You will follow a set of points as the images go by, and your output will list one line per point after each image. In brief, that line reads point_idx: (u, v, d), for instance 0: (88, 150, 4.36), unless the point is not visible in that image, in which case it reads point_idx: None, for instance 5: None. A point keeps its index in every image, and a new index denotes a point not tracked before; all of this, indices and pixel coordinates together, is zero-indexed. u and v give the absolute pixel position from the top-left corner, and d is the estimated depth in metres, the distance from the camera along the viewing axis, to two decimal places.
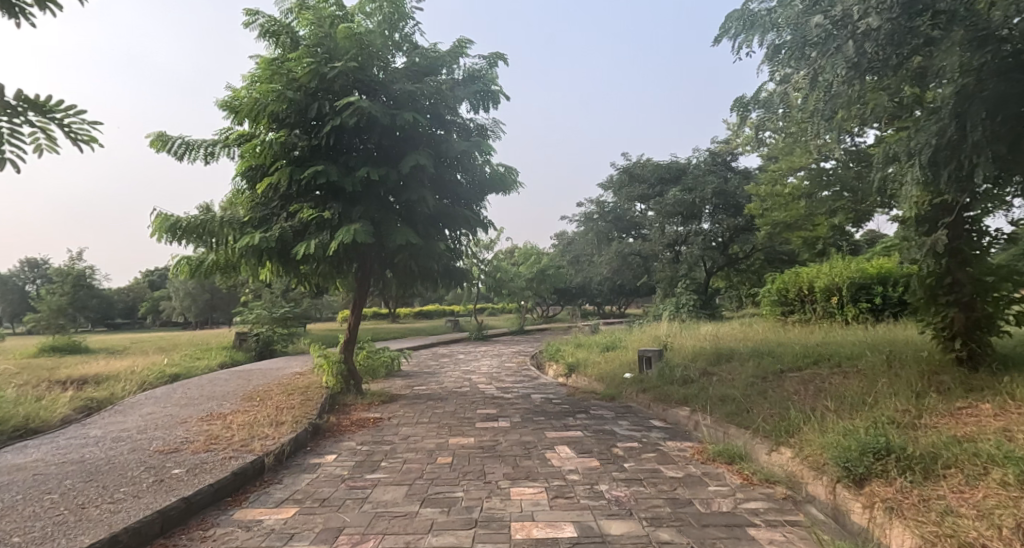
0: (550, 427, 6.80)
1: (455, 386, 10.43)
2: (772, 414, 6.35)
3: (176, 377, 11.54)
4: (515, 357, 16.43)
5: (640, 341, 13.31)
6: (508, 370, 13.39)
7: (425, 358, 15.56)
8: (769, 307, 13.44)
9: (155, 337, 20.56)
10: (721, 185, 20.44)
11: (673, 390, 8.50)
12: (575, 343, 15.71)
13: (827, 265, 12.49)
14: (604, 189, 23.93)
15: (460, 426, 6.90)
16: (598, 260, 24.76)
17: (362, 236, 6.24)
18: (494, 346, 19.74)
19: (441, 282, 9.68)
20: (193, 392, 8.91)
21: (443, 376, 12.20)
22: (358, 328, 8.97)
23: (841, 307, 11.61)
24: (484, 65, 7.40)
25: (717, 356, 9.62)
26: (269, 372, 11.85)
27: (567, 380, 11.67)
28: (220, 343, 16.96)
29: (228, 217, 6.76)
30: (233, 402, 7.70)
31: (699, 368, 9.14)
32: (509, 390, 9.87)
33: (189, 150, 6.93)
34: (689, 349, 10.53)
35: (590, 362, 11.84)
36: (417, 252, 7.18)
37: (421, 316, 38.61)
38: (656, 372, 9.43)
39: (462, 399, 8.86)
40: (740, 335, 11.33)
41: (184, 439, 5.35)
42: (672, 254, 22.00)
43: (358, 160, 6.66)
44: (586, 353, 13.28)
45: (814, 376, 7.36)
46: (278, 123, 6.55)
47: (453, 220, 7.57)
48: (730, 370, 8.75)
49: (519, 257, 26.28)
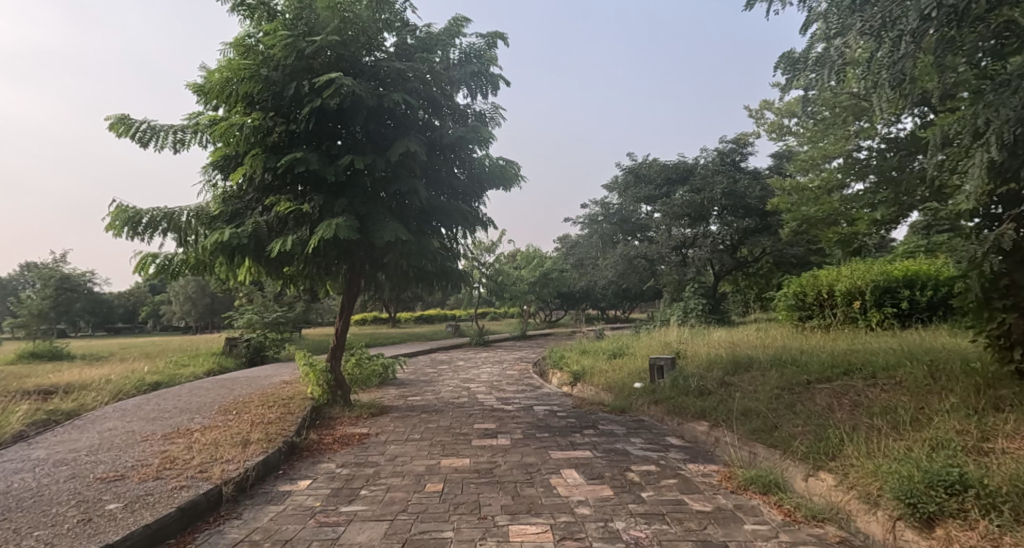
0: (555, 445, 6.09)
1: (452, 396, 9.74)
2: (805, 432, 5.64)
3: (156, 386, 10.86)
4: (517, 364, 15.74)
5: (649, 347, 12.61)
6: (509, 378, 12.70)
7: (422, 365, 14.88)
8: (786, 312, 12.73)
9: (146, 342, 19.90)
10: (730, 185, 19.74)
11: (688, 402, 7.78)
12: (580, 349, 15.00)
13: (848, 267, 11.74)
14: (608, 190, 23.24)
15: (455, 444, 6.20)
16: (602, 264, 24.05)
17: (345, 232, 5.57)
18: (495, 353, 19.05)
19: (437, 284, 9.01)
20: (168, 403, 8.21)
21: (441, 385, 11.50)
22: (347, 333, 8.29)
23: (864, 312, 10.88)
24: (483, 45, 6.72)
25: (734, 364, 8.91)
26: (255, 380, 11.17)
27: (572, 389, 10.96)
28: (210, 349, 16.29)
29: (195, 210, 6.11)
30: (206, 416, 7.00)
31: (717, 378, 8.42)
32: (509, 401, 9.16)
33: (155, 135, 6.43)
34: (705, 356, 9.82)
35: (596, 370, 11.12)
36: (408, 251, 6.50)
37: (422, 320, 37.94)
38: (668, 381, 8.72)
39: (458, 412, 8.15)
40: (757, 342, 10.61)
41: (136, 463, 4.66)
42: (678, 257, 21.29)
43: (342, 147, 5.99)
44: (591, 361, 12.58)
45: (848, 389, 6.63)
46: (252, 107, 5.88)
47: (448, 216, 6.89)
48: (750, 380, 8.03)
49: (521, 260, 25.60)
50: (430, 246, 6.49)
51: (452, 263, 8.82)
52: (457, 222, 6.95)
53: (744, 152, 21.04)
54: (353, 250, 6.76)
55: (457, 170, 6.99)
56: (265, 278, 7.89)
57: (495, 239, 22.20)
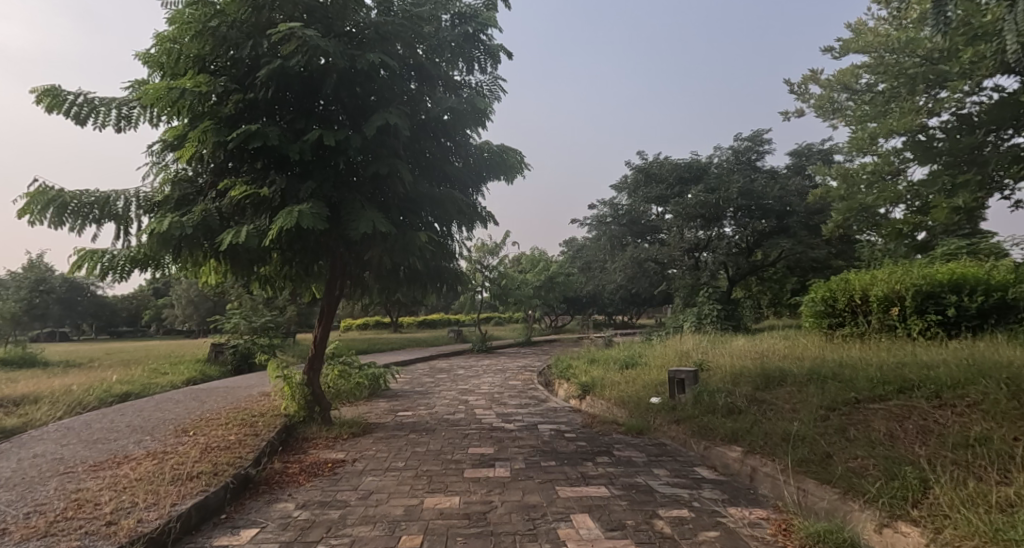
0: (564, 480, 5.08)
1: (446, 412, 8.73)
2: (869, 466, 4.65)
3: (125, 398, 9.87)
4: (521, 373, 14.74)
5: (663, 357, 11.59)
6: (512, 390, 11.70)
7: (419, 374, 13.90)
8: (813, 319, 11.69)
9: (134, 347, 18.95)
10: (747, 184, 18.72)
11: (716, 423, 6.75)
12: (588, 358, 13.97)
13: (883, 270, 10.70)
14: (617, 190, 22.22)
15: (444, 477, 5.19)
16: (610, 267, 23.04)
17: (314, 224, 4.62)
18: (498, 360, 18.07)
19: (431, 286, 8.07)
20: (123, 420, 7.24)
21: (436, 397, 10.51)
22: (327, 342, 7.33)
23: (904, 319, 9.84)
24: (481, 4, 5.74)
25: (765, 377, 7.91)
26: (234, 391, 10.19)
27: (581, 403, 9.97)
28: (195, 356, 15.31)
29: (136, 195, 5.16)
30: (158, 437, 6.03)
31: (746, 393, 7.40)
32: (511, 419, 8.15)
33: (95, 111, 5.51)
34: (731, 368, 8.81)
35: (607, 382, 10.11)
36: (393, 246, 5.56)
37: (425, 325, 37.02)
38: (690, 398, 7.71)
39: (452, 432, 7.14)
40: (786, 352, 9.60)
41: (36, 509, 3.69)
42: (691, 260, 20.37)
43: (310, 119, 5.04)
44: (601, 371, 11.56)
45: (910, 410, 5.60)
46: (202, 71, 4.93)
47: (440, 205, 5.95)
48: (787, 397, 6.99)
49: (527, 263, 24.62)
50: (417, 241, 5.55)
51: (448, 263, 7.87)
52: (450, 213, 6.01)
53: (760, 150, 20.00)
54: (328, 243, 5.83)
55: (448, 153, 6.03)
56: (234, 278, 6.99)
57: (499, 241, 21.24)
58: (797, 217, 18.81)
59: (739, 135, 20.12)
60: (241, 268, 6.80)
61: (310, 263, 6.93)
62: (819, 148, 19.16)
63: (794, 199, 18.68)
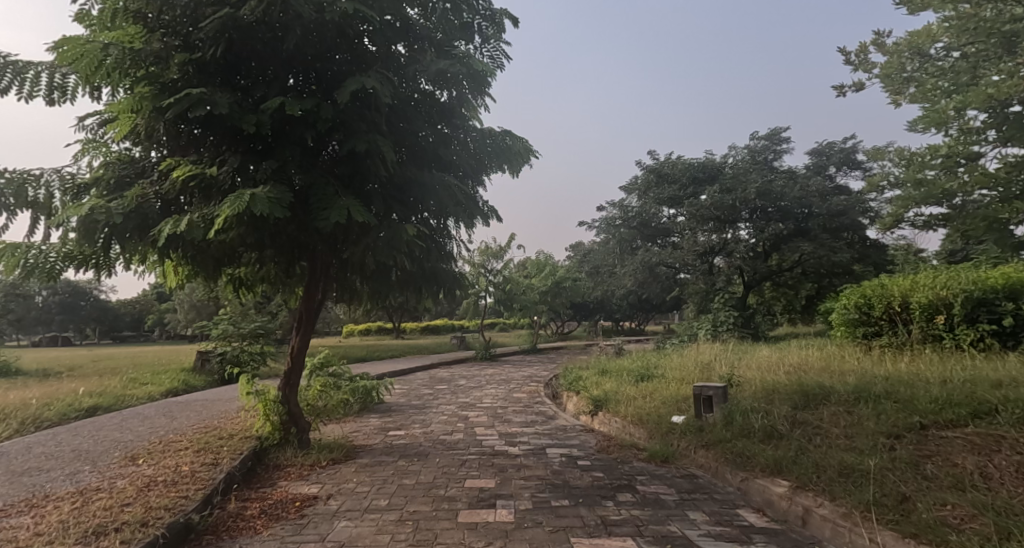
0: (580, 527, 4.15)
1: (443, 431, 7.82)
2: (970, 526, 3.75)
3: (91, 412, 8.99)
4: (526, 384, 13.81)
5: (682, 369, 10.62)
6: (516, 403, 10.76)
7: (417, 385, 12.97)
8: (845, 328, 10.69)
9: (121, 355, 18.10)
10: (766, 183, 17.75)
11: (752, 450, 5.79)
12: (598, 368, 13.04)
13: (925, 274, 9.74)
14: (627, 190, 21.29)
15: (433, 522, 4.26)
16: (619, 272, 22.07)
17: (272, 211, 3.78)
18: (502, 369, 17.14)
19: (426, 290, 7.23)
20: (73, 442, 6.35)
21: (434, 413, 9.58)
22: (305, 352, 6.43)
23: (951, 329, 8.85)
24: None
25: (805, 396, 6.95)
26: (211, 405, 9.29)
27: (593, 420, 9.03)
28: (181, 365, 14.43)
29: (61, 175, 4.24)
30: (100, 466, 5.13)
31: (784, 413, 6.41)
32: (516, 441, 7.21)
33: (18, 79, 4.61)
34: (764, 382, 7.84)
35: (622, 397, 9.18)
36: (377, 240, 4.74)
37: (427, 331, 36.10)
38: (721, 420, 6.75)
39: (447, 459, 6.21)
40: (823, 366, 8.62)
41: None
42: (706, 265, 19.40)
43: (274, 86, 4.19)
44: (615, 383, 10.62)
45: (995, 442, 4.67)
46: (140, 26, 4.05)
47: (432, 194, 5.14)
48: (835, 419, 6.02)
49: (532, 267, 23.76)
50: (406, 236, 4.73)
51: (445, 264, 7.02)
52: (445, 203, 5.21)
53: (778, 149, 19.17)
54: (301, 234, 4.99)
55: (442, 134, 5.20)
56: (203, 277, 6.13)
57: (504, 244, 20.38)
58: (819, 219, 17.83)
59: (755, 134, 19.26)
60: (208, 263, 5.92)
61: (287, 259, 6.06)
62: (842, 146, 18.17)
63: (814, 200, 17.70)
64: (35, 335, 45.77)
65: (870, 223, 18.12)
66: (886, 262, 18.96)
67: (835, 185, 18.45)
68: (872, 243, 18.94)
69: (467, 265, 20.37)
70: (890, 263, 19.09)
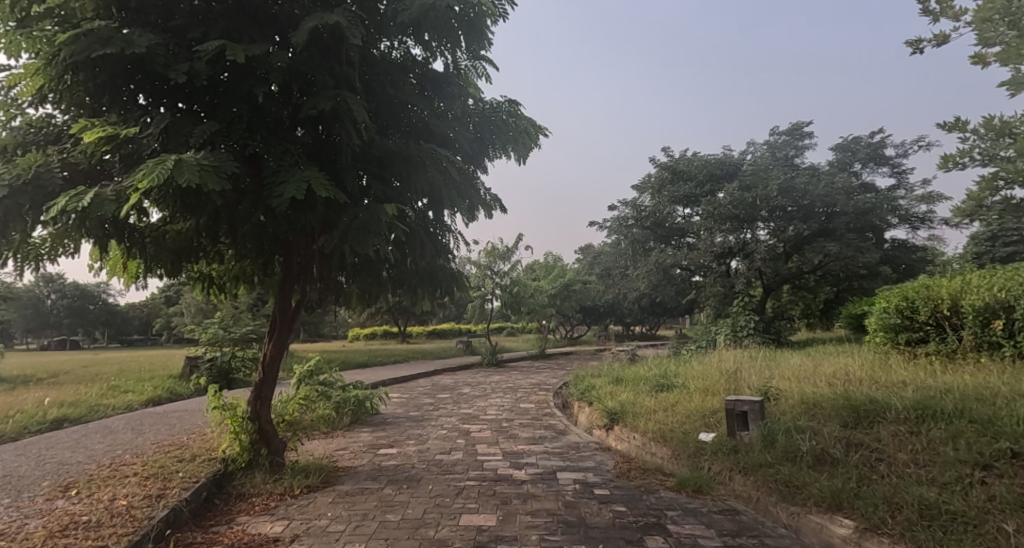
0: None
1: (440, 450, 6.93)
2: None
3: (57, 424, 8.17)
4: (534, 392, 12.88)
5: (705, 378, 9.66)
6: (523, 415, 9.83)
7: (417, 394, 12.07)
8: (884, 332, 9.64)
9: (112, 360, 17.33)
10: (788, 180, 16.76)
11: (801, 478, 4.86)
12: (611, 376, 12.10)
13: (976, 275, 8.75)
14: (638, 189, 20.36)
15: None
16: (631, 274, 21.11)
17: (203, 182, 3.25)
18: (507, 375, 16.22)
19: (419, 289, 6.47)
20: (12, 463, 5.52)
21: (432, 426, 8.68)
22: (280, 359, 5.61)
23: (1011, 336, 7.85)
24: None
25: (855, 411, 5.97)
26: (189, 417, 8.44)
27: (609, 435, 8.12)
28: (169, 372, 13.61)
29: None
30: (24, 499, 4.30)
31: (835, 432, 5.46)
32: (522, 463, 6.31)
33: None
34: (805, 394, 6.84)
35: (640, 410, 8.27)
36: (352, 223, 4.11)
37: (434, 335, 35.24)
38: (761, 445, 5.78)
39: (443, 487, 5.34)
40: (866, 376, 7.67)
41: None
42: (724, 268, 18.42)
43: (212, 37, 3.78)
44: (630, 394, 9.70)
45: None
46: None
47: (418, 170, 4.52)
48: (901, 443, 5.06)
49: (540, 269, 22.86)
50: (385, 218, 4.08)
51: (440, 259, 6.26)
52: (434, 182, 4.61)
53: (799, 144, 18.17)
54: (267, 217, 4.33)
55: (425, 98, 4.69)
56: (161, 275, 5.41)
57: (511, 245, 19.51)
58: (845, 218, 16.80)
59: (776, 129, 18.28)
60: (167, 257, 5.20)
61: (258, 251, 5.35)
62: (871, 141, 17.04)
63: (840, 198, 16.61)
64: (42, 338, 45.39)
65: (899, 223, 17.07)
66: (915, 264, 17.89)
67: (862, 182, 17.35)
68: (900, 243, 17.86)
69: (472, 267, 19.67)
70: (921, 265, 17.95)
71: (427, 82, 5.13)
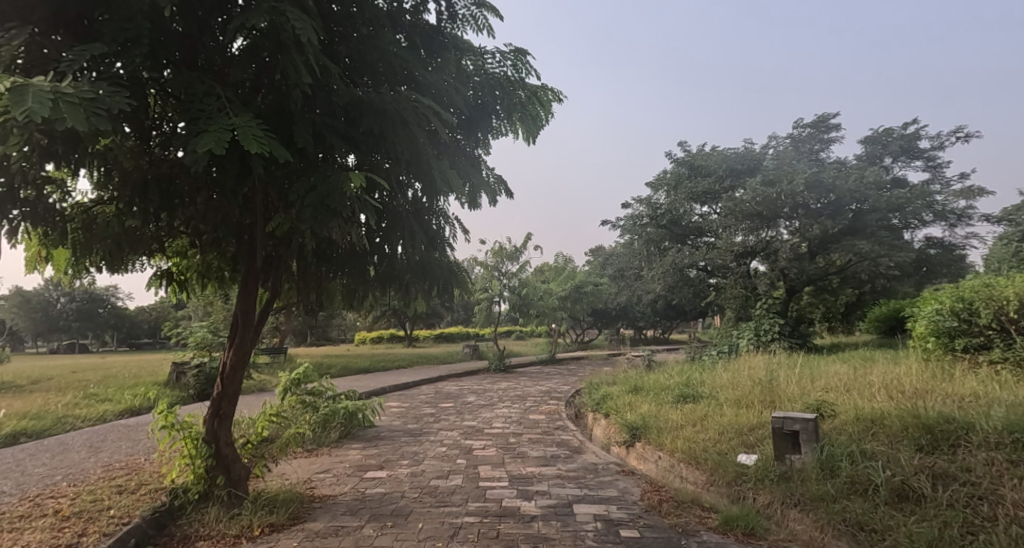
0: None
1: (437, 474, 5.98)
2: None
3: (10, 440, 7.30)
4: (544, 401, 11.91)
5: (735, 389, 8.66)
6: (533, 429, 8.85)
7: (418, 403, 11.12)
8: (936, 337, 8.55)
9: (102, 366, 16.48)
10: (815, 174, 15.70)
11: (881, 521, 3.97)
12: (628, 384, 11.10)
13: None
14: (653, 186, 19.36)
15: None
16: (645, 274, 20.09)
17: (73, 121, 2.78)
18: (516, 382, 15.26)
19: (412, 287, 5.56)
20: None
21: (430, 442, 7.72)
22: (246, 357, 4.75)
23: None
24: None
25: (929, 432, 4.93)
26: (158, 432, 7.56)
27: (630, 454, 7.16)
28: (154, 380, 12.73)
29: None
30: None
31: (914, 458, 4.46)
32: (531, 491, 5.35)
33: None
34: (864, 410, 5.77)
35: (664, 425, 7.30)
36: (309, 195, 3.43)
37: (441, 339, 34.35)
38: (822, 479, 4.73)
39: (434, 525, 4.39)
40: (926, 385, 6.65)
41: None
42: (745, 268, 17.37)
43: None
44: (651, 405, 8.71)
45: None
46: None
47: (399, 133, 3.87)
48: (1006, 475, 4.09)
49: (549, 271, 21.91)
50: (346, 191, 3.36)
51: (434, 251, 5.40)
52: (420, 148, 3.96)
53: (825, 138, 17.13)
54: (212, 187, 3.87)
55: (396, 43, 4.01)
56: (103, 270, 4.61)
57: (520, 244, 18.58)
58: (875, 215, 15.76)
59: (800, 121, 17.23)
60: (102, 245, 4.34)
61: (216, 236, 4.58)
62: (903, 132, 15.88)
63: (871, 193, 15.53)
64: (51, 342, 44.99)
65: (934, 220, 15.94)
66: (951, 264, 16.75)
67: (892, 178, 16.24)
68: (934, 242, 16.74)
69: (479, 267, 18.77)
70: (957, 265, 16.81)
71: (423, 40, 4.34)
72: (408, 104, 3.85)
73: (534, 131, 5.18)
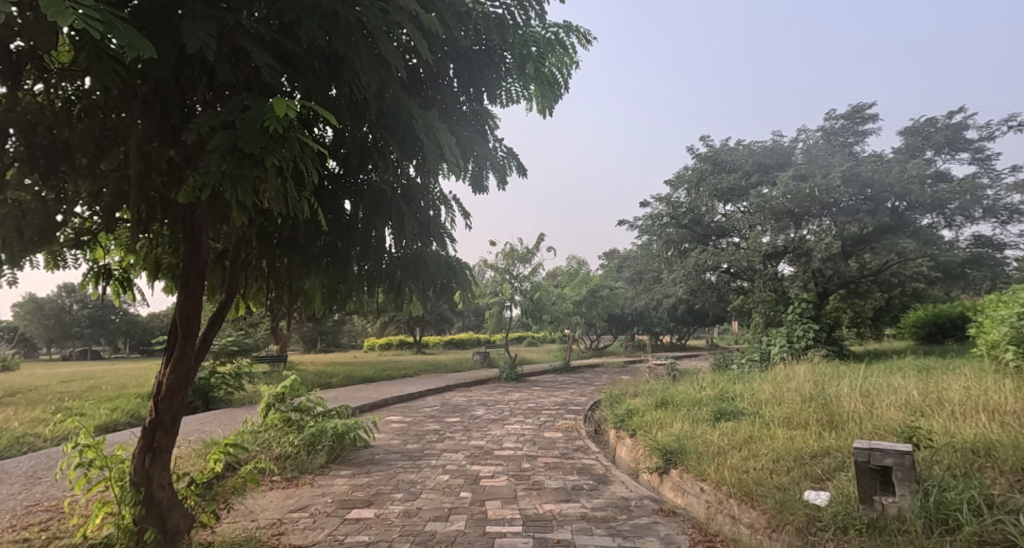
0: None
1: (435, 515, 4.94)
2: None
3: None
4: (561, 415, 10.82)
5: (781, 405, 7.54)
6: (550, 450, 7.77)
7: (421, 417, 10.08)
8: (1016, 346, 7.35)
9: (91, 375, 15.56)
10: (851, 168, 14.53)
11: None
12: (653, 397, 10.00)
13: None
14: (673, 183, 18.26)
15: None
16: (665, 277, 18.98)
17: None
18: (528, 393, 14.20)
19: (405, 286, 4.47)
20: None
21: (431, 467, 6.68)
22: (191, 367, 3.75)
23: None
24: None
25: None
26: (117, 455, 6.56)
27: (664, 484, 6.07)
28: (140, 391, 11.77)
29: None
30: None
31: None
32: (551, 542, 4.31)
33: None
34: (965, 437, 4.62)
35: (702, 448, 6.21)
36: (219, 137, 2.63)
37: (451, 345, 33.43)
38: (940, 540, 3.68)
39: None
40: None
41: None
42: (773, 270, 16.21)
43: None
44: (684, 423, 7.61)
45: None
46: None
47: (365, 61, 3.06)
48: None
49: (564, 274, 20.85)
50: (268, 124, 2.60)
51: (428, 237, 4.37)
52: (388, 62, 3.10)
53: (859, 130, 15.92)
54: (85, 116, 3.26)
55: None
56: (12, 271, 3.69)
57: (532, 246, 17.55)
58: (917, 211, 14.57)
59: (833, 112, 15.99)
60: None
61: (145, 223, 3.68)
62: (948, 122, 14.66)
63: (913, 188, 14.32)
64: (63, 348, 44.61)
65: (984, 217, 14.67)
66: (998, 266, 15.47)
67: (935, 172, 15.01)
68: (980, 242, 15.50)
69: (489, 270, 17.77)
70: (1004, 267, 15.55)
71: None
72: (371, 9, 3.01)
73: (550, 98, 4.42)
